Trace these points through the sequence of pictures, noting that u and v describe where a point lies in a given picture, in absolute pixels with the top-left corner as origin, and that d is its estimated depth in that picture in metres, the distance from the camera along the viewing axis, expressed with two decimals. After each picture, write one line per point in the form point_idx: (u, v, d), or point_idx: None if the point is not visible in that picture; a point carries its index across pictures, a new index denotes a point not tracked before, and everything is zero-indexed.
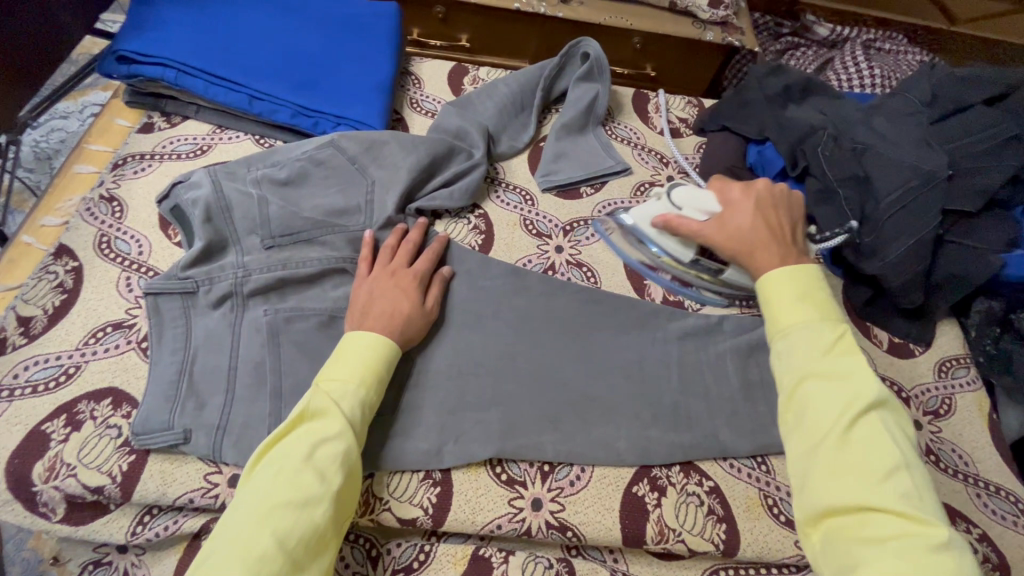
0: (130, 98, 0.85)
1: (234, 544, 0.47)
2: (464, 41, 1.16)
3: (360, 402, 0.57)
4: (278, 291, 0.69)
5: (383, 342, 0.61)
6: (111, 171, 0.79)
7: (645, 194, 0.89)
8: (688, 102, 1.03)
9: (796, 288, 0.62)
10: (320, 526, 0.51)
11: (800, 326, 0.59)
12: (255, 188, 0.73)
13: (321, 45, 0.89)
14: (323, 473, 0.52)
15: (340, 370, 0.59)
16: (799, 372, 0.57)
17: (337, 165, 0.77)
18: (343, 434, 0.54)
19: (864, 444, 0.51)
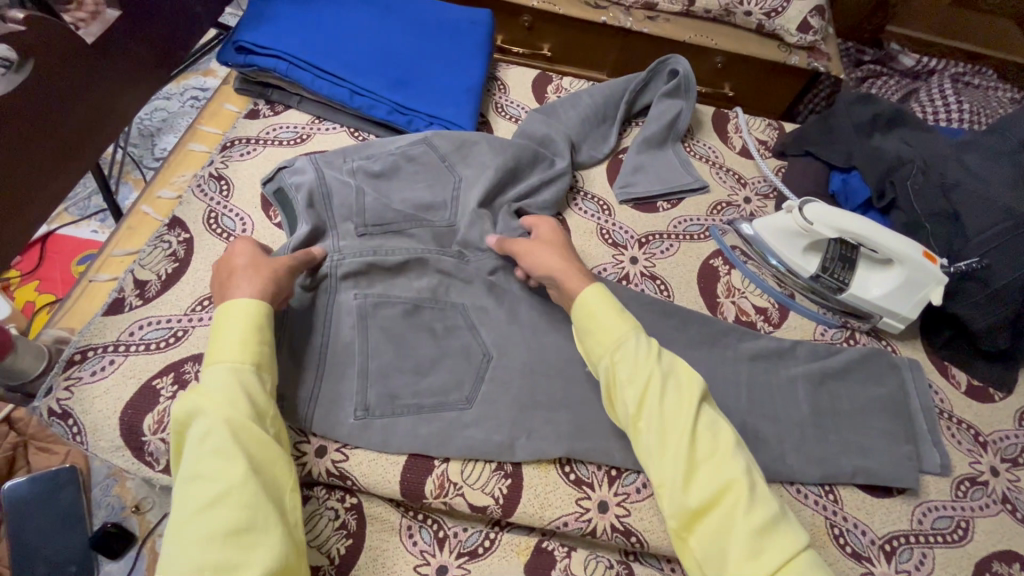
0: (241, 86, 0.91)
1: (174, 560, 0.45)
2: (546, 50, 1.19)
3: (241, 374, 0.54)
4: (370, 277, 0.72)
5: (251, 304, 0.58)
6: (221, 152, 0.85)
7: (721, 213, 0.90)
8: (769, 124, 1.02)
9: (605, 299, 0.62)
10: (247, 508, 0.48)
11: (629, 332, 0.59)
12: (353, 177, 0.77)
13: (419, 47, 0.93)
14: (221, 455, 0.49)
15: (213, 352, 0.56)
16: (641, 384, 0.56)
17: (424, 161, 0.81)
18: (230, 413, 0.52)
19: (708, 434, 0.55)
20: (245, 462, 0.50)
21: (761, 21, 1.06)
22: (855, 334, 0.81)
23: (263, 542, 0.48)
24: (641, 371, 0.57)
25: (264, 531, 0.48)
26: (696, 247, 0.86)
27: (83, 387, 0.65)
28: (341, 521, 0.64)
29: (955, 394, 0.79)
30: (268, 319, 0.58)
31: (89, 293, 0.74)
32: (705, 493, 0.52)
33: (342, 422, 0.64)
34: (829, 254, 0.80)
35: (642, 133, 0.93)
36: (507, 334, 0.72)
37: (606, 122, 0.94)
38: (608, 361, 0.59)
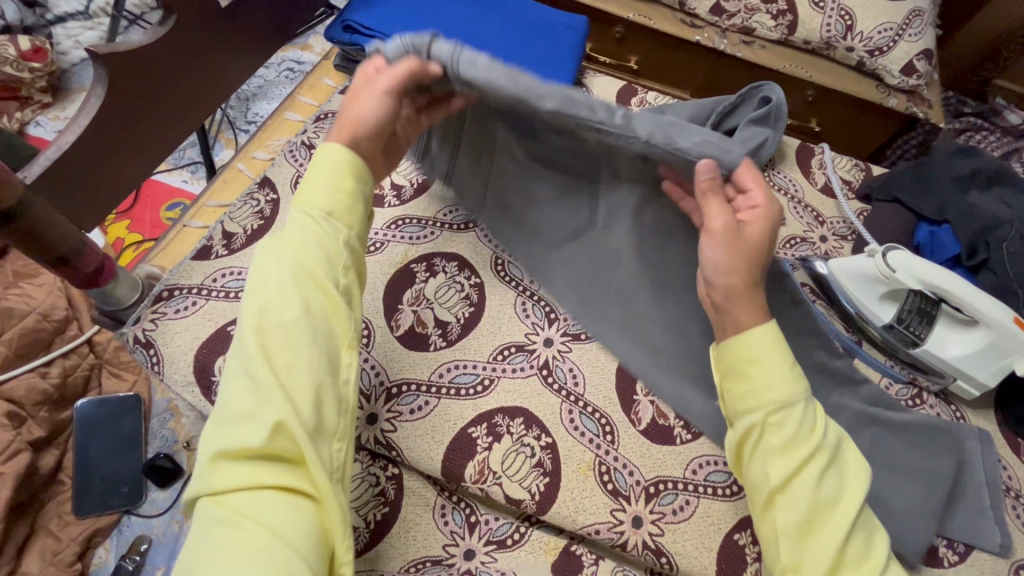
0: (341, 63, 0.96)
1: (234, 376, 0.48)
2: (633, 62, 1.19)
3: (314, 218, 0.54)
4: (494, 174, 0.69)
5: (339, 153, 0.56)
6: (315, 123, 0.89)
7: (794, 249, 0.88)
8: (856, 164, 0.99)
9: (775, 354, 0.52)
10: (292, 346, 0.48)
11: (797, 397, 0.51)
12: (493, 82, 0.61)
13: (513, 46, 0.95)
14: (283, 290, 0.50)
15: (307, 188, 0.56)
16: (796, 461, 0.50)
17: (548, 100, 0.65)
18: (297, 253, 0.51)
19: (861, 536, 0.50)
20: (301, 302, 0.50)
21: (862, 59, 1.03)
22: (922, 393, 0.77)
23: (298, 379, 0.47)
24: (801, 446, 0.50)
25: (310, 374, 0.48)
26: None
27: (168, 322, 0.69)
28: (381, 488, 0.67)
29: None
30: (347, 169, 0.56)
31: (182, 236, 0.80)
32: None
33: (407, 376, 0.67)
34: (907, 306, 0.77)
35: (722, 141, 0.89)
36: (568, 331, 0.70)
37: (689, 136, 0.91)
38: (759, 421, 0.51)
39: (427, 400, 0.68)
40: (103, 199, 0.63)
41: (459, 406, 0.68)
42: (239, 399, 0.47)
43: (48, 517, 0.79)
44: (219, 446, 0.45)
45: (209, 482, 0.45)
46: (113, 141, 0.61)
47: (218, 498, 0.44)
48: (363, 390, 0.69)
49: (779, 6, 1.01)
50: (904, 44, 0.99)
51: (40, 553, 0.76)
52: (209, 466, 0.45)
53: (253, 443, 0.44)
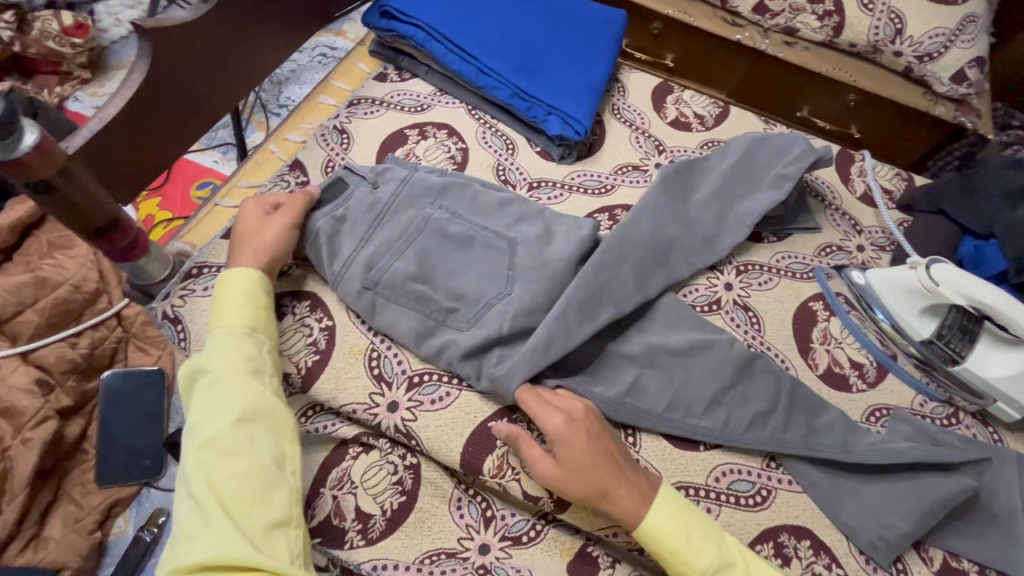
0: (376, 49, 0.95)
1: (182, 501, 0.51)
2: (668, 60, 1.16)
3: (237, 337, 0.60)
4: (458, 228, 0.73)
5: (246, 275, 0.63)
6: (347, 108, 0.89)
7: (830, 257, 0.85)
8: (897, 173, 0.96)
9: (680, 529, 0.56)
10: (230, 454, 0.53)
11: (714, 563, 0.55)
12: (413, 209, 0.74)
13: (550, 37, 0.94)
14: (215, 404, 0.55)
15: (228, 314, 0.61)
16: None
17: (459, 234, 0.73)
18: (224, 369, 0.57)
19: None
20: (236, 408, 0.55)
21: (910, 64, 0.99)
22: (958, 413, 0.75)
23: (238, 479, 0.52)
24: None
25: (247, 473, 0.52)
26: (797, 286, 0.82)
27: (195, 299, 0.70)
28: (398, 477, 0.66)
29: None
30: (257, 288, 0.63)
31: (213, 215, 0.80)
32: None
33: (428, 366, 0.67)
34: (948, 321, 0.74)
35: (727, 189, 0.85)
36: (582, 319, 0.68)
37: (700, 171, 0.86)
38: None
39: (448, 391, 0.68)
40: (140, 173, 0.63)
41: (481, 399, 0.68)
42: (188, 517, 0.50)
43: (71, 485, 0.81)
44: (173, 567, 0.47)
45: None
46: (152, 116, 0.61)
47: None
48: (386, 377, 0.68)
49: (827, 7, 0.98)
50: (957, 50, 0.95)
51: (62, 520, 0.77)
52: None
53: (204, 555, 0.47)
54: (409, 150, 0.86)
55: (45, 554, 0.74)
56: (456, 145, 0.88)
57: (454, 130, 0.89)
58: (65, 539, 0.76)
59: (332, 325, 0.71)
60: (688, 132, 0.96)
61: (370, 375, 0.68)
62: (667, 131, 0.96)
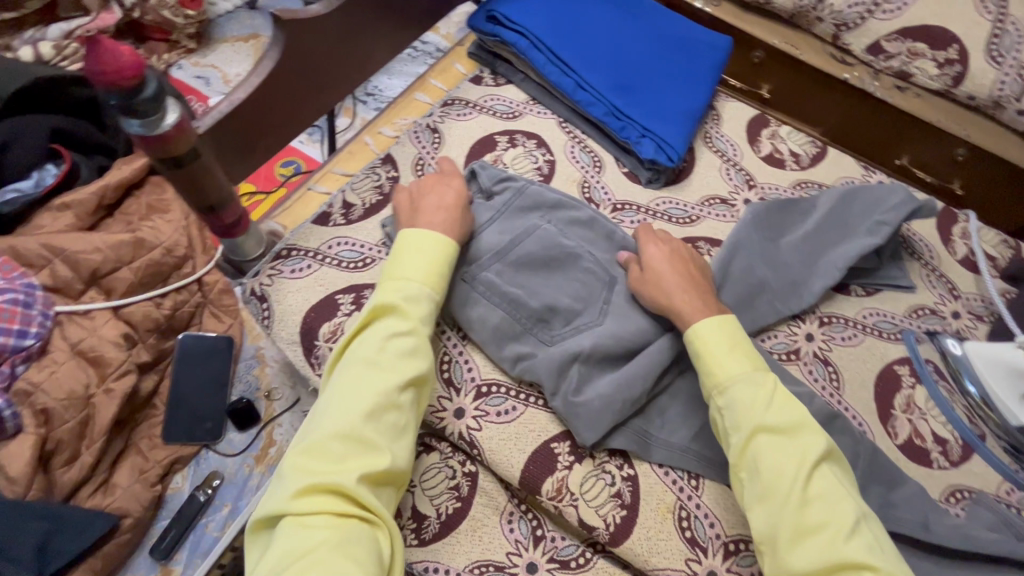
0: (474, 52, 0.96)
1: (335, 422, 0.53)
2: (764, 91, 1.12)
3: (424, 299, 0.61)
4: (555, 246, 0.73)
5: (444, 239, 0.64)
6: (441, 108, 0.91)
7: (922, 320, 0.81)
8: (1004, 240, 0.90)
9: (722, 338, 0.61)
10: (396, 411, 0.55)
11: (738, 381, 0.59)
12: (527, 218, 0.75)
13: (653, 57, 0.92)
14: (396, 357, 0.56)
15: (419, 268, 0.62)
16: (749, 430, 0.56)
17: (565, 248, 0.73)
18: (412, 326, 0.59)
19: (823, 495, 0.53)
20: (412, 372, 0.57)
21: None
22: None
23: (394, 437, 0.54)
24: (749, 418, 0.57)
25: (398, 434, 0.55)
26: (883, 346, 0.78)
27: (282, 280, 0.72)
28: (456, 483, 0.67)
29: None
30: (449, 256, 0.64)
31: (304, 199, 0.82)
32: (811, 563, 0.50)
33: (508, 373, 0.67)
34: None
35: (817, 235, 0.82)
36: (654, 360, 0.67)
37: (789, 212, 0.83)
38: (713, 405, 0.60)
39: (514, 405, 0.68)
40: (253, 156, 0.66)
41: (545, 419, 0.67)
42: (335, 440, 0.52)
43: (140, 438, 0.84)
44: (312, 483, 0.49)
45: (294, 506, 0.48)
46: (274, 104, 0.64)
47: (298, 523, 0.48)
48: (454, 383, 0.68)
49: (949, 55, 0.93)
50: None
51: (129, 470, 0.81)
52: (294, 496, 0.49)
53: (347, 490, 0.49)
54: (497, 156, 0.86)
55: (112, 500, 0.78)
56: (544, 157, 0.88)
57: (543, 142, 0.89)
58: (130, 488, 0.79)
59: None
60: (781, 169, 0.93)
61: (440, 379, 0.69)
62: (759, 166, 0.93)
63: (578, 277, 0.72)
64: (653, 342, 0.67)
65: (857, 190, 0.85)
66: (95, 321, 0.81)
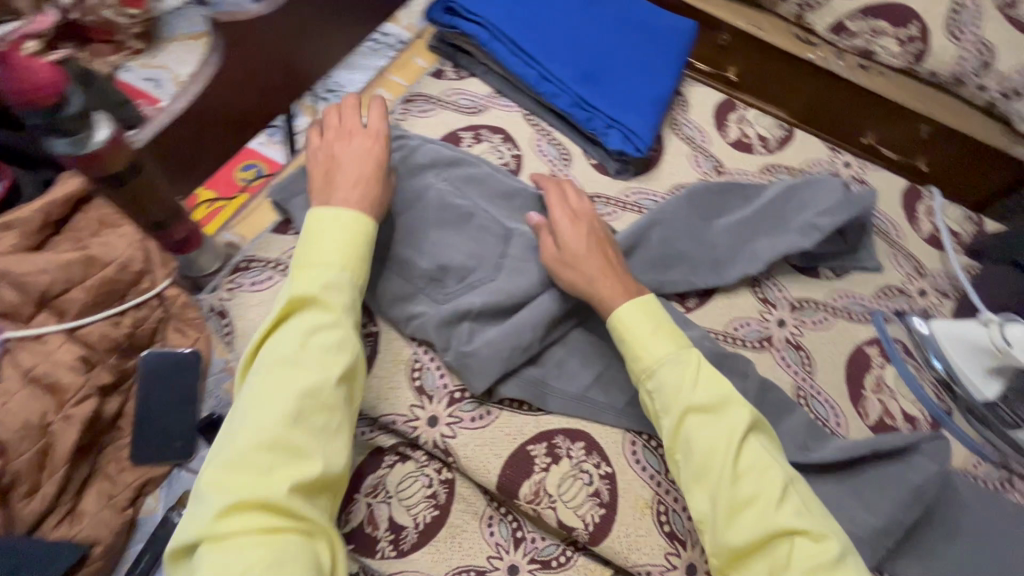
0: (434, 44, 0.93)
1: (253, 430, 0.50)
2: (731, 73, 1.07)
3: (346, 288, 0.59)
4: (446, 208, 0.75)
5: (353, 216, 0.62)
6: (403, 104, 0.88)
7: (890, 300, 0.82)
8: (968, 216, 0.91)
9: (644, 319, 0.62)
10: (325, 410, 0.53)
11: (666, 363, 0.59)
12: (419, 176, 0.77)
13: (617, 44, 0.90)
14: (320, 354, 0.55)
15: (333, 254, 0.60)
16: (679, 413, 0.57)
17: (458, 208, 0.76)
18: (334, 319, 0.57)
19: (753, 466, 0.55)
20: (338, 366, 0.55)
21: (994, 99, 0.97)
22: (1013, 479, 0.71)
23: (327, 437, 0.53)
24: (677, 401, 0.58)
25: (330, 432, 0.53)
26: (852, 328, 0.79)
27: (242, 293, 0.70)
28: (433, 491, 0.66)
29: None
30: (366, 240, 0.62)
31: (259, 207, 0.79)
32: (749, 535, 0.52)
33: (480, 376, 0.65)
34: (1013, 384, 0.72)
35: (755, 222, 0.82)
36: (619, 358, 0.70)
37: (732, 196, 0.84)
38: (643, 391, 0.61)
39: (489, 410, 0.67)
40: (199, 167, 0.64)
41: (520, 422, 0.67)
42: (256, 449, 0.49)
43: (106, 462, 0.81)
44: (235, 500, 0.47)
45: (216, 529, 0.46)
46: (219, 113, 0.62)
47: (219, 545, 0.45)
48: (427, 391, 0.67)
49: (911, 32, 0.95)
50: None
51: (97, 496, 0.78)
52: (216, 518, 0.46)
53: (276, 502, 0.47)
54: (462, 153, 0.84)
55: (80, 529, 0.75)
56: (510, 152, 0.86)
57: (508, 136, 0.87)
58: (99, 515, 0.77)
59: (376, 332, 0.70)
60: (749, 154, 0.93)
61: (412, 387, 0.67)
62: (728, 152, 0.92)
63: (475, 239, 0.75)
64: (549, 293, 0.70)
65: (806, 182, 0.84)
66: (48, 345, 0.77)
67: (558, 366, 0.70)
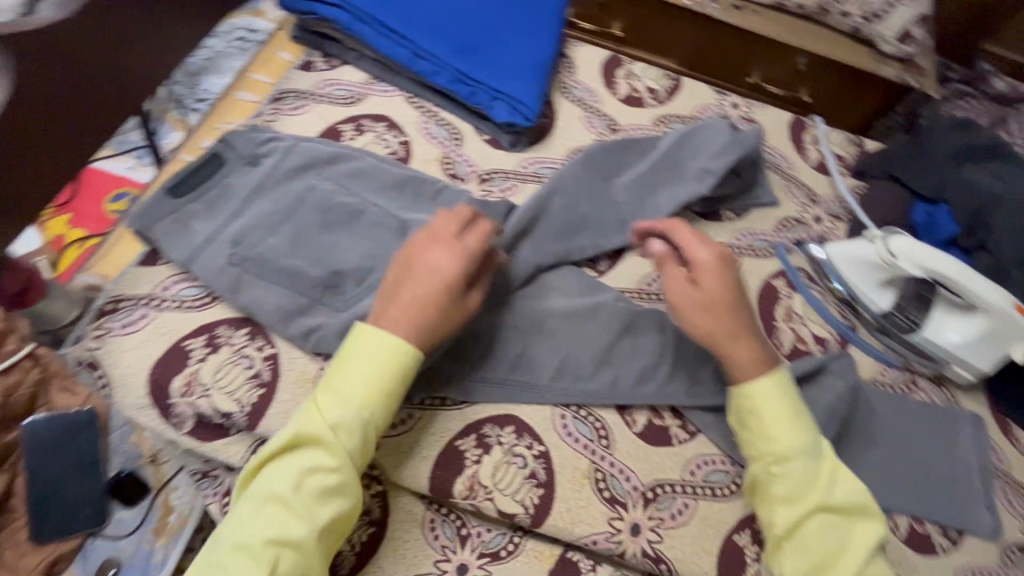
0: (296, 34, 0.86)
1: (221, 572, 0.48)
2: (616, 29, 1.08)
3: (362, 431, 0.53)
4: (332, 208, 0.70)
5: (384, 338, 0.55)
6: (271, 104, 0.81)
7: (789, 231, 0.84)
8: (849, 139, 0.95)
9: (784, 405, 0.59)
10: (301, 565, 0.49)
11: (801, 453, 0.58)
12: (298, 180, 0.72)
13: (490, 11, 0.87)
14: (309, 500, 0.50)
15: (349, 386, 0.54)
16: (808, 507, 0.56)
17: (345, 206, 0.71)
18: (338, 468, 0.52)
19: (859, 559, 0.55)
20: (325, 519, 0.51)
21: (858, 25, 1.01)
22: (917, 379, 0.75)
23: None
24: (804, 494, 0.57)
25: None
26: (759, 264, 0.81)
27: (116, 338, 0.64)
28: (365, 508, 0.63)
29: (1015, 456, 0.73)
30: (396, 372, 0.55)
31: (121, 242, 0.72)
32: None
33: None
34: (904, 292, 0.76)
35: (652, 175, 0.82)
36: (535, 334, 0.68)
37: (628, 151, 0.83)
38: (760, 470, 0.59)
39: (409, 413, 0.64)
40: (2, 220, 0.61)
41: (444, 418, 0.64)
42: None
43: None
44: None
45: None
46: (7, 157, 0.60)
47: None
48: None
49: None
50: (902, 8, 0.99)
51: None
52: None
53: None
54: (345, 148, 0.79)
55: None
56: (397, 139, 0.81)
57: (392, 123, 0.82)
58: None
59: (275, 353, 0.64)
60: (641, 108, 0.92)
61: None
62: (619, 109, 0.92)
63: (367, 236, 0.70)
64: None
65: (695, 128, 0.84)
66: None
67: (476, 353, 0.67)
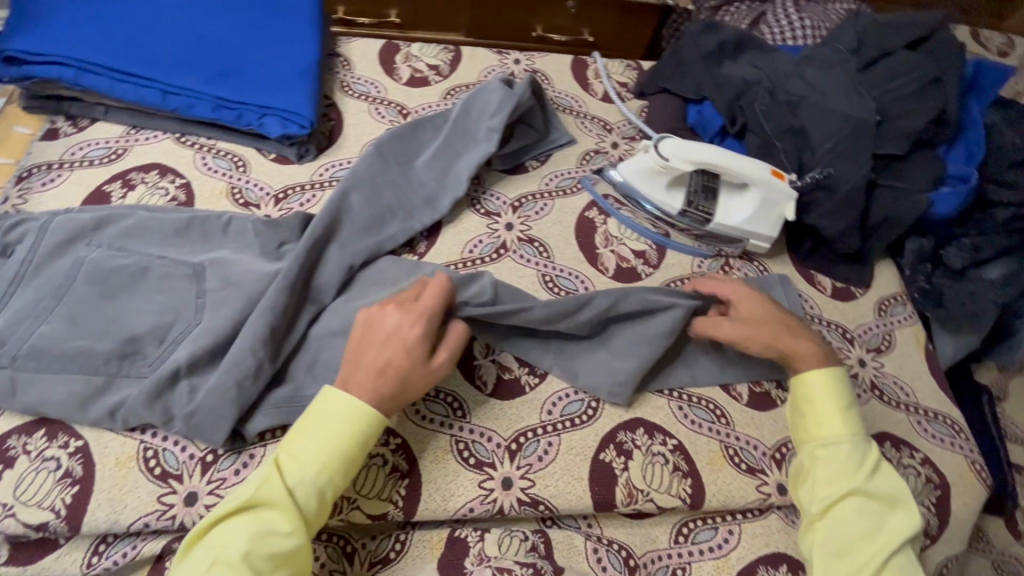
0: (28, 104, 0.78)
1: None
2: (393, 16, 1.09)
3: (318, 494, 0.54)
4: (109, 274, 0.65)
5: (348, 407, 0.56)
6: (17, 185, 0.74)
7: (591, 163, 0.89)
8: (628, 65, 1.01)
9: (839, 397, 0.65)
10: None
11: (843, 439, 0.62)
12: (63, 256, 0.66)
13: (238, 29, 0.83)
14: (257, 564, 0.49)
15: (308, 447, 0.54)
16: (848, 488, 0.60)
17: (125, 267, 0.66)
18: (290, 534, 0.51)
19: (880, 537, 0.58)
20: None
21: None
22: (730, 261, 0.83)
23: None
24: (847, 477, 0.60)
25: None
26: (570, 202, 0.85)
27: None
28: None
29: (825, 301, 0.82)
30: (359, 443, 0.56)
31: None
32: None
33: (218, 427, 0.59)
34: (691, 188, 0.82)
35: (447, 147, 0.83)
36: None
37: (420, 130, 0.83)
38: (806, 451, 0.64)
39: (251, 453, 0.61)
40: None
41: None
42: None
43: None
44: None
45: None
46: None
47: None
48: (172, 472, 0.59)
49: None
50: None
51: None
52: None
53: None
54: None
55: None
56: (174, 183, 0.76)
57: (164, 168, 0.77)
58: None
59: (83, 445, 0.59)
60: (427, 86, 0.93)
61: (153, 478, 0.59)
62: (405, 92, 0.92)
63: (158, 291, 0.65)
64: (261, 305, 0.64)
65: (474, 92, 0.86)
66: None
67: (308, 371, 0.65)
